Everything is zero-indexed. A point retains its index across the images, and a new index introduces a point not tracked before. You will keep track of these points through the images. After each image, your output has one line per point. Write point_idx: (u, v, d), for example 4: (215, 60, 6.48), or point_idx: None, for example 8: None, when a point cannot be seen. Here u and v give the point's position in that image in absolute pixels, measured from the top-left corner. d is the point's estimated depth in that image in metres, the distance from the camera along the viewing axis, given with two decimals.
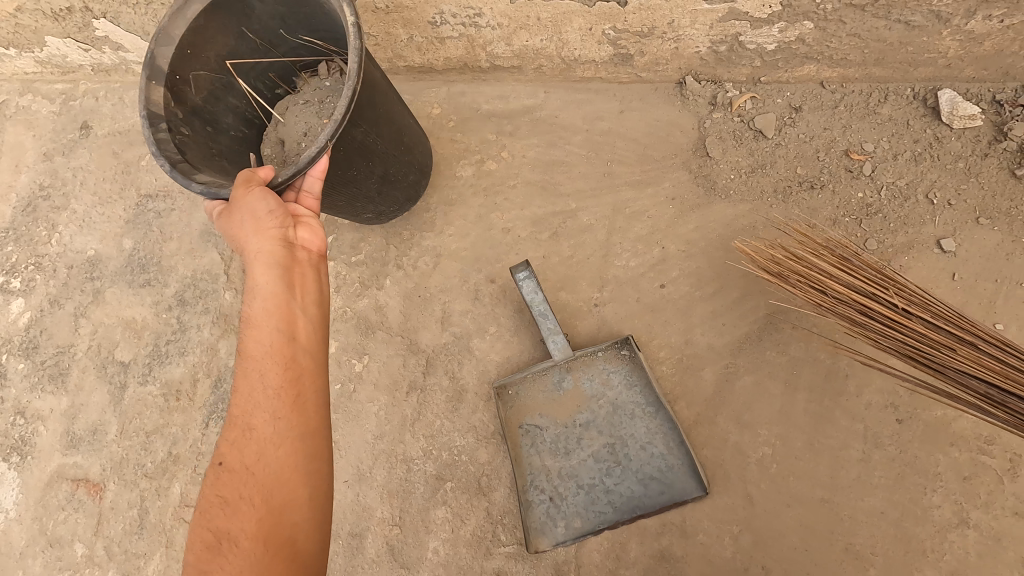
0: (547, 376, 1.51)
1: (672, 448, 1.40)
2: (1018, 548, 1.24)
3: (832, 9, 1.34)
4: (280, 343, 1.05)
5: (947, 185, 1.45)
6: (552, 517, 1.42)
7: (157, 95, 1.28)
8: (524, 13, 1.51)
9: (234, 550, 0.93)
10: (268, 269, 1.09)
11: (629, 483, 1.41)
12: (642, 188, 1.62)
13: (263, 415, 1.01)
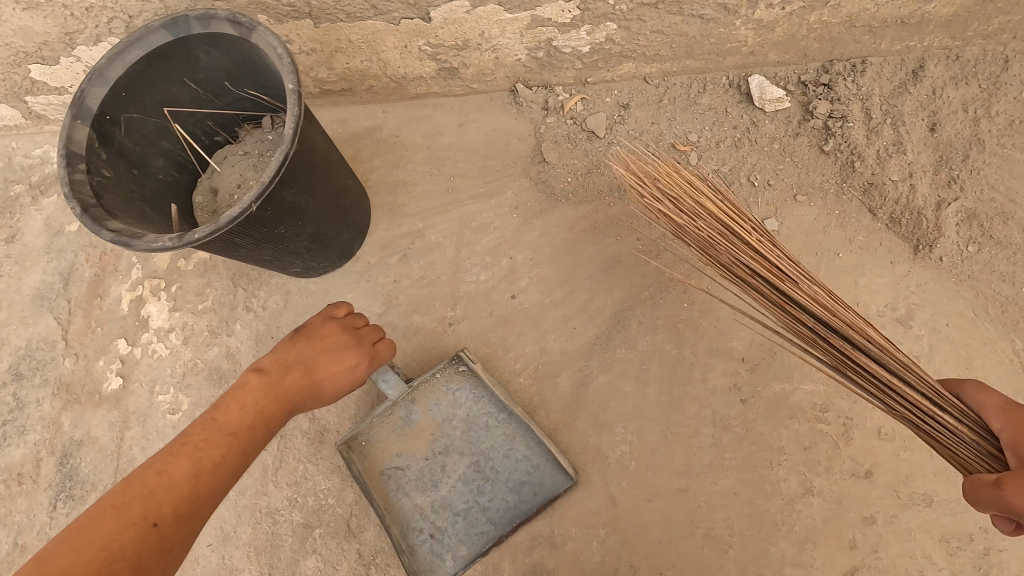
0: (393, 415, 1.42)
1: (533, 448, 1.38)
2: (859, 509, 1.29)
3: (628, 8, 1.35)
4: (261, 441, 1.03)
5: (768, 168, 1.51)
6: (438, 554, 1.36)
7: (80, 134, 1.17)
8: (334, 37, 1.46)
9: None
10: (310, 388, 1.12)
11: (501, 497, 1.37)
12: (486, 200, 1.61)
13: (214, 482, 0.93)
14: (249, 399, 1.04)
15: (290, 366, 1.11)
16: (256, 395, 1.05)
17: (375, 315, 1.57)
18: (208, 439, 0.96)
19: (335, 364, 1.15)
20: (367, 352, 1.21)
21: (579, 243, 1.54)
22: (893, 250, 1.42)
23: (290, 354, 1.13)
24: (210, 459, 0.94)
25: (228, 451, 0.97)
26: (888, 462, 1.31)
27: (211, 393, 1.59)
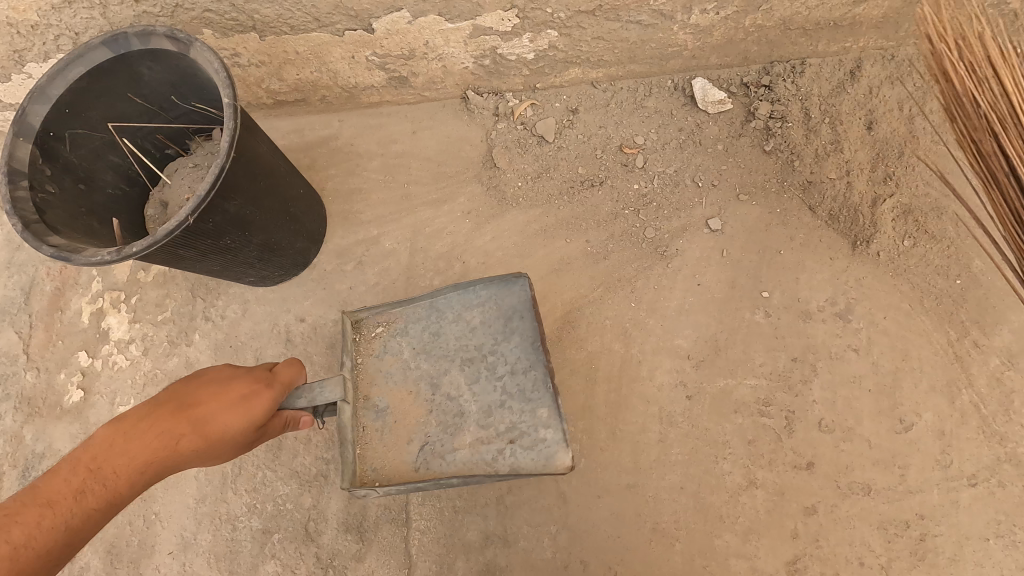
0: (363, 420, 1.28)
1: (491, 305, 1.34)
2: (800, 499, 1.33)
3: (566, 17, 1.38)
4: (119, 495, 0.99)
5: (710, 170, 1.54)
6: (541, 457, 1.21)
7: (22, 151, 1.19)
8: (281, 50, 1.48)
9: None
10: (190, 431, 1.05)
11: (509, 356, 1.30)
12: (439, 206, 1.64)
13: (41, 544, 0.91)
14: (98, 462, 0.99)
15: (157, 413, 1.06)
16: (106, 454, 1.00)
17: (331, 322, 1.60)
18: (19, 509, 0.92)
19: (219, 401, 1.08)
20: (262, 380, 1.12)
21: (529, 246, 1.56)
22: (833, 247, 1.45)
23: (175, 391, 1.09)
24: (24, 540, 0.89)
25: (54, 525, 0.93)
26: (828, 453, 1.34)
27: None
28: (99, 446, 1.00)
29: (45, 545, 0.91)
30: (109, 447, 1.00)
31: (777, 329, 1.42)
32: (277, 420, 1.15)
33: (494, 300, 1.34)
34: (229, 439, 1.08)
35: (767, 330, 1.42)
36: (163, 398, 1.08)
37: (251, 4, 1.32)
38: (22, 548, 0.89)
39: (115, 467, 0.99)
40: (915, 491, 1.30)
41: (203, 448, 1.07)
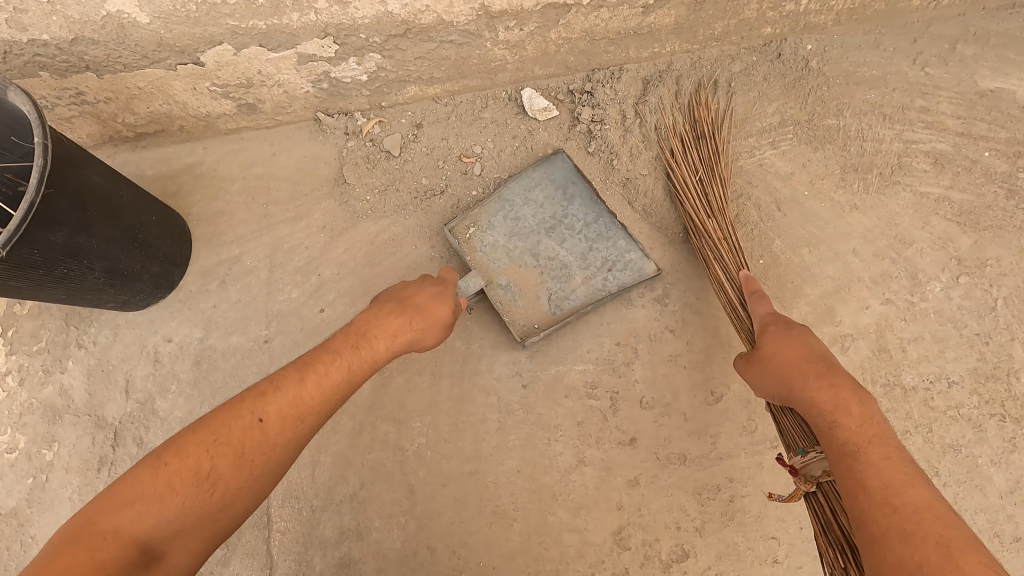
0: (500, 303, 1.51)
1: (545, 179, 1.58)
2: (624, 473, 1.44)
3: (381, 41, 1.48)
4: (342, 373, 1.14)
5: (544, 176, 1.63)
6: (630, 274, 1.50)
7: None
8: (122, 86, 1.56)
9: (172, 493, 0.91)
10: (415, 314, 1.26)
11: (581, 212, 1.54)
12: (296, 222, 1.72)
13: (281, 409, 1.04)
14: (330, 347, 1.17)
15: (384, 313, 1.25)
16: (368, 327, 1.22)
17: (196, 339, 1.68)
18: (283, 378, 1.08)
19: (423, 295, 1.29)
20: (440, 282, 1.35)
21: (379, 256, 1.67)
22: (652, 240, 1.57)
23: (392, 298, 1.29)
24: (285, 402, 1.05)
25: (308, 391, 1.08)
26: (649, 428, 1.45)
27: (44, 430, 1.66)
28: (356, 330, 1.20)
29: (298, 409, 1.06)
30: (375, 323, 1.22)
31: (603, 317, 1.52)
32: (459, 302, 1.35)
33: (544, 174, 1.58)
34: (422, 326, 1.26)
35: (594, 318, 1.52)
36: (385, 299, 1.29)
37: (77, 46, 1.39)
38: (283, 410, 1.04)
39: (335, 351, 1.16)
40: (724, 457, 1.42)
41: (427, 325, 1.27)
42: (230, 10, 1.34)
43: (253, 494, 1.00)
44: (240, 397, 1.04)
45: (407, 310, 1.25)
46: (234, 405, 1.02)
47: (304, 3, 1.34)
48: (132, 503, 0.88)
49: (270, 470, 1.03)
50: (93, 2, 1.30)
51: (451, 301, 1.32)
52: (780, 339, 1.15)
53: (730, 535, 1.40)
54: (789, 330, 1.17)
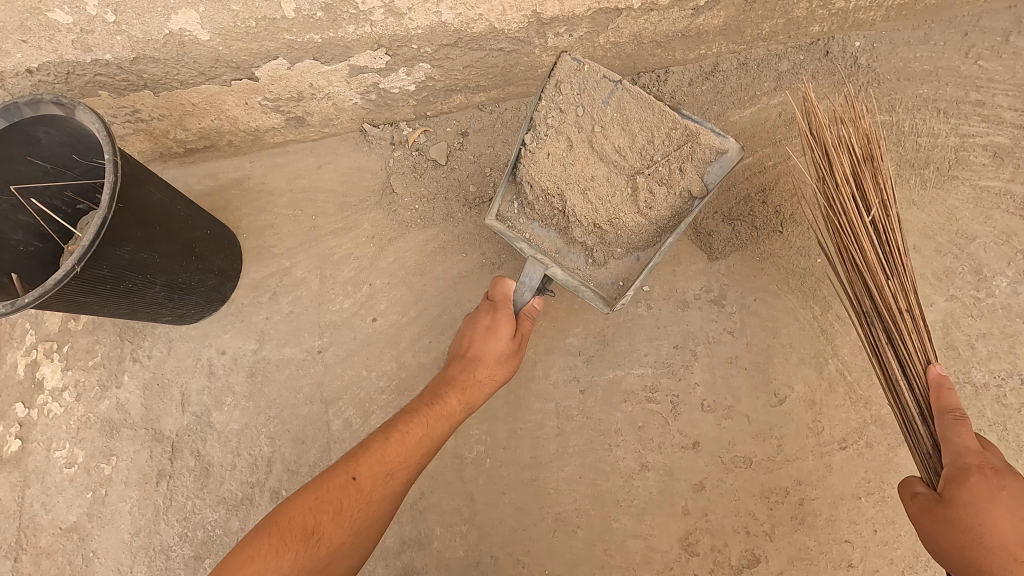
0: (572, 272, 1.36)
1: (570, 90, 1.33)
2: (689, 477, 1.42)
3: (432, 51, 1.49)
4: (422, 430, 1.21)
5: (555, 102, 1.34)
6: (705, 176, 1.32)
7: None
8: (178, 103, 1.58)
9: (286, 550, 0.98)
10: (482, 364, 1.31)
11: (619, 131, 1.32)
12: (345, 233, 1.73)
13: (373, 470, 1.13)
14: (409, 406, 1.25)
15: (456, 368, 1.32)
16: (441, 385, 1.29)
17: (250, 351, 1.69)
18: (371, 439, 1.16)
19: (481, 338, 1.33)
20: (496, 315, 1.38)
21: (428, 264, 1.68)
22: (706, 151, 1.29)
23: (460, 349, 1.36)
24: (375, 460, 1.13)
25: (394, 448, 1.16)
26: (711, 431, 1.43)
27: (103, 444, 1.67)
28: (429, 389, 1.29)
29: (386, 465, 1.14)
30: (446, 380, 1.30)
31: (658, 320, 1.51)
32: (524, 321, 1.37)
33: (567, 81, 1.33)
34: (489, 375, 1.32)
35: (649, 321, 1.51)
36: (450, 359, 1.37)
37: (138, 65, 1.41)
38: (374, 467, 1.13)
39: (414, 409, 1.23)
40: (792, 459, 1.40)
41: (493, 371, 1.33)
42: (288, 24, 1.36)
43: (352, 547, 1.09)
44: (336, 459, 1.13)
45: (469, 360, 1.32)
46: (330, 467, 1.11)
47: (360, 16, 1.36)
48: (253, 559, 0.95)
49: (366, 524, 1.11)
50: (157, 20, 1.32)
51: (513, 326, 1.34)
52: (988, 505, 0.99)
53: (801, 538, 1.37)
54: (1000, 490, 0.99)
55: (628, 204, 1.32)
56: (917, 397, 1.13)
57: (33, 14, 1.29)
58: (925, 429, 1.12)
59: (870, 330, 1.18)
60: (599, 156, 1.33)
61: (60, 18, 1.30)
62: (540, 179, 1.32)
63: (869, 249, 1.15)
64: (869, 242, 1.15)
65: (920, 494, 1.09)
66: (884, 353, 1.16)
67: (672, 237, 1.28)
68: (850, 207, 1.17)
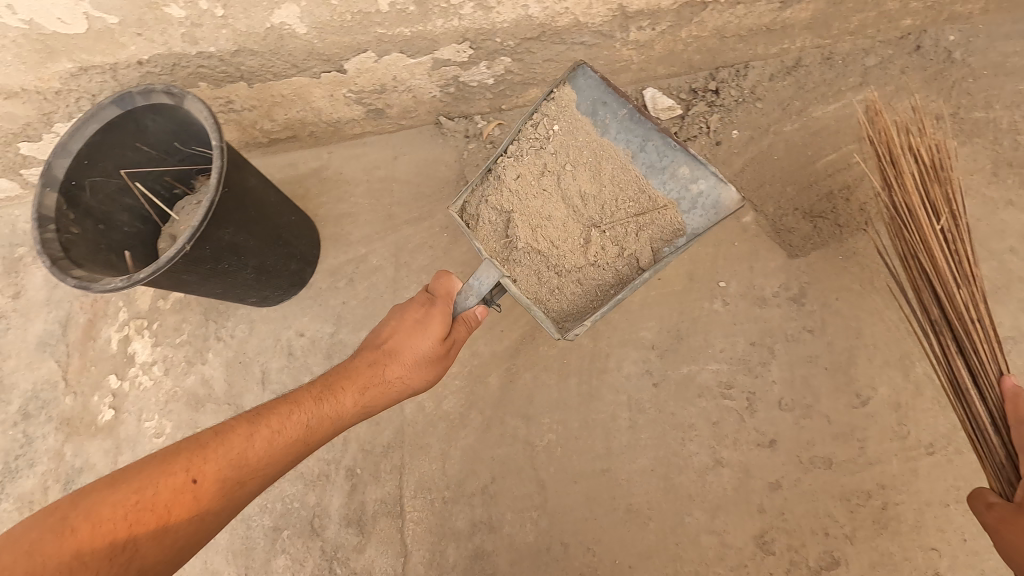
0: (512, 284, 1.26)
1: (559, 118, 1.35)
2: (765, 475, 1.42)
3: (515, 44, 1.50)
4: (301, 432, 1.16)
5: (546, 125, 1.35)
6: (707, 209, 1.25)
7: (49, 200, 1.38)
8: (268, 94, 1.64)
9: (87, 563, 0.91)
10: (394, 360, 1.25)
11: (608, 159, 1.33)
12: (419, 223, 1.78)
13: (218, 476, 1.07)
14: (290, 398, 1.20)
15: (369, 362, 1.26)
16: (338, 380, 1.24)
17: (328, 334, 1.76)
18: (227, 438, 1.10)
19: (401, 332, 1.27)
20: (426, 303, 1.30)
21: None
22: (667, 222, 1.28)
23: (376, 339, 1.31)
24: (222, 465, 1.08)
25: (254, 449, 1.11)
26: (789, 430, 1.43)
27: (190, 416, 1.77)
28: (324, 382, 1.23)
29: (236, 473, 1.08)
30: (347, 375, 1.24)
31: (735, 316, 1.50)
32: (459, 327, 1.29)
33: (563, 104, 1.35)
34: (406, 372, 1.26)
35: (726, 317, 1.51)
36: (363, 350, 1.30)
37: (237, 57, 1.48)
38: (221, 471, 1.07)
39: (295, 407, 1.18)
40: (874, 462, 1.38)
41: (407, 371, 1.26)
42: (382, 19, 1.39)
43: (173, 565, 1.01)
44: (172, 453, 1.06)
45: (384, 352, 1.26)
46: (171, 461, 1.05)
47: (450, 10, 1.38)
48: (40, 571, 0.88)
49: (195, 538, 1.04)
50: (261, 15, 1.37)
51: (444, 329, 1.27)
52: None
53: (884, 543, 1.35)
54: None
55: (572, 249, 1.31)
56: (989, 407, 1.11)
57: (150, 10, 1.33)
58: (999, 440, 1.09)
59: (938, 342, 1.16)
60: (565, 191, 1.33)
61: (173, 12, 1.34)
62: (491, 203, 1.33)
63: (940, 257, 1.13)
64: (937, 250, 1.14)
65: (998, 505, 1.05)
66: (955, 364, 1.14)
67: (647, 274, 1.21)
68: (919, 215, 1.16)
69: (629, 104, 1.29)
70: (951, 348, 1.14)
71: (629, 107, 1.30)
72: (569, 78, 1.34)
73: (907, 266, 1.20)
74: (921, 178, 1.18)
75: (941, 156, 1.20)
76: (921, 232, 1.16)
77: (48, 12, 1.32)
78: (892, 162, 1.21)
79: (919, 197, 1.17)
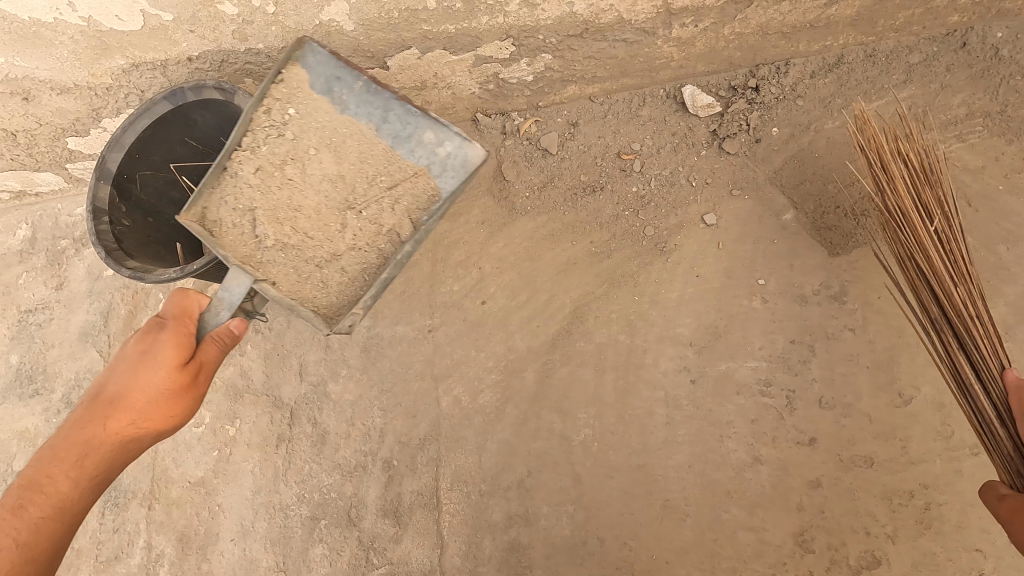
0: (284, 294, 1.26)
1: (292, 102, 1.30)
2: (804, 473, 1.44)
3: (556, 41, 1.52)
4: (54, 509, 1.12)
5: (320, 101, 1.31)
6: (457, 170, 1.29)
7: (103, 193, 1.42)
8: None
9: None
10: (111, 412, 1.19)
11: (360, 129, 1.32)
12: (456, 218, 1.77)
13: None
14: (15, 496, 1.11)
15: (88, 426, 1.18)
16: (85, 446, 1.16)
17: (365, 327, 1.73)
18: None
19: (121, 380, 1.19)
20: (148, 337, 1.19)
21: (537, 251, 1.70)
22: (418, 191, 1.31)
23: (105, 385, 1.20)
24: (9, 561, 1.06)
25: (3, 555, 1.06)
26: (829, 428, 1.45)
27: (228, 408, 1.74)
28: (30, 479, 1.12)
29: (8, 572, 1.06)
30: (72, 443, 1.16)
31: (774, 314, 1.51)
32: (208, 350, 1.22)
33: (294, 84, 1.30)
34: (138, 416, 1.19)
35: (764, 315, 1.52)
36: (91, 397, 1.21)
37: (284, 53, 1.50)
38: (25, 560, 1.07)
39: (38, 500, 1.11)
40: (917, 462, 1.40)
41: (146, 413, 1.20)
42: (428, 15, 1.42)
43: None
44: None
45: (112, 403, 1.18)
46: None
47: (496, 7, 1.41)
48: None
49: None
50: (311, 12, 1.40)
51: (187, 352, 1.19)
52: None
53: (926, 544, 1.38)
54: None
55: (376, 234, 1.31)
56: (994, 401, 1.14)
57: (204, 7, 1.38)
58: (1006, 433, 1.13)
59: (939, 340, 1.20)
60: (336, 167, 1.31)
61: (227, 9, 1.38)
62: (225, 197, 1.28)
63: (937, 256, 1.17)
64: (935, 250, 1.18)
65: (1010, 496, 1.09)
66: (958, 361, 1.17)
67: (408, 246, 1.24)
68: (914, 217, 1.20)
69: (362, 76, 1.27)
70: (953, 345, 1.18)
71: (363, 78, 1.28)
72: (299, 56, 1.29)
73: (906, 268, 1.24)
74: (912, 182, 1.23)
75: (930, 162, 1.26)
76: (917, 234, 1.20)
77: (108, 11, 1.37)
78: (883, 167, 1.26)
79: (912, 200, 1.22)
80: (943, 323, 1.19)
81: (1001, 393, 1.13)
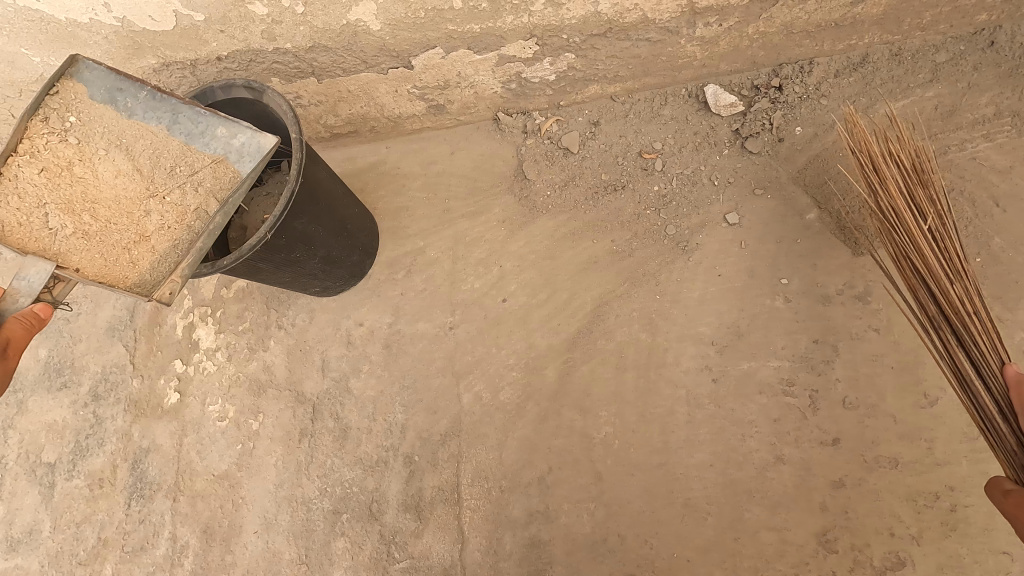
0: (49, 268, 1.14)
1: (73, 110, 1.25)
2: (827, 473, 1.44)
3: (580, 41, 1.53)
4: None
5: (124, 104, 1.27)
6: (253, 158, 1.25)
7: None
8: (336, 89, 1.68)
9: None
10: None
11: (126, 133, 1.27)
12: (476, 217, 1.79)
13: None
14: None
15: None
16: None
17: (386, 324, 1.77)
18: None
19: None
20: None
21: (558, 249, 1.70)
22: (219, 179, 1.25)
23: None
24: None
25: None
26: (853, 429, 1.44)
27: (251, 401, 1.78)
28: None
29: None
30: None
31: (797, 314, 1.52)
32: (14, 326, 1.07)
33: (72, 96, 1.25)
34: None
35: (787, 315, 1.52)
36: None
37: (311, 53, 1.53)
38: None
39: None
40: (942, 463, 1.40)
41: None
42: (453, 14, 1.44)
43: None
44: None
45: None
46: None
47: (521, 6, 1.42)
48: None
49: None
50: (339, 12, 1.42)
51: None
52: None
53: (952, 546, 1.37)
54: None
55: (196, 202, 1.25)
56: (995, 397, 1.11)
57: (236, 7, 1.40)
58: (1008, 428, 1.09)
59: (939, 339, 1.19)
60: (121, 171, 1.26)
61: (257, 10, 1.41)
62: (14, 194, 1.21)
63: (931, 254, 1.17)
64: (929, 249, 1.18)
65: (1014, 491, 1.03)
66: (958, 359, 1.15)
67: (218, 216, 1.23)
68: (906, 214, 1.20)
69: (144, 85, 1.26)
70: (953, 342, 1.16)
71: (147, 89, 1.27)
72: (72, 73, 1.25)
73: (902, 267, 1.24)
74: (905, 182, 1.23)
75: (921, 161, 1.27)
76: (910, 234, 1.21)
77: (142, 11, 1.40)
78: (876, 168, 1.27)
79: (904, 199, 1.22)
80: (940, 320, 1.18)
81: (999, 389, 1.10)
